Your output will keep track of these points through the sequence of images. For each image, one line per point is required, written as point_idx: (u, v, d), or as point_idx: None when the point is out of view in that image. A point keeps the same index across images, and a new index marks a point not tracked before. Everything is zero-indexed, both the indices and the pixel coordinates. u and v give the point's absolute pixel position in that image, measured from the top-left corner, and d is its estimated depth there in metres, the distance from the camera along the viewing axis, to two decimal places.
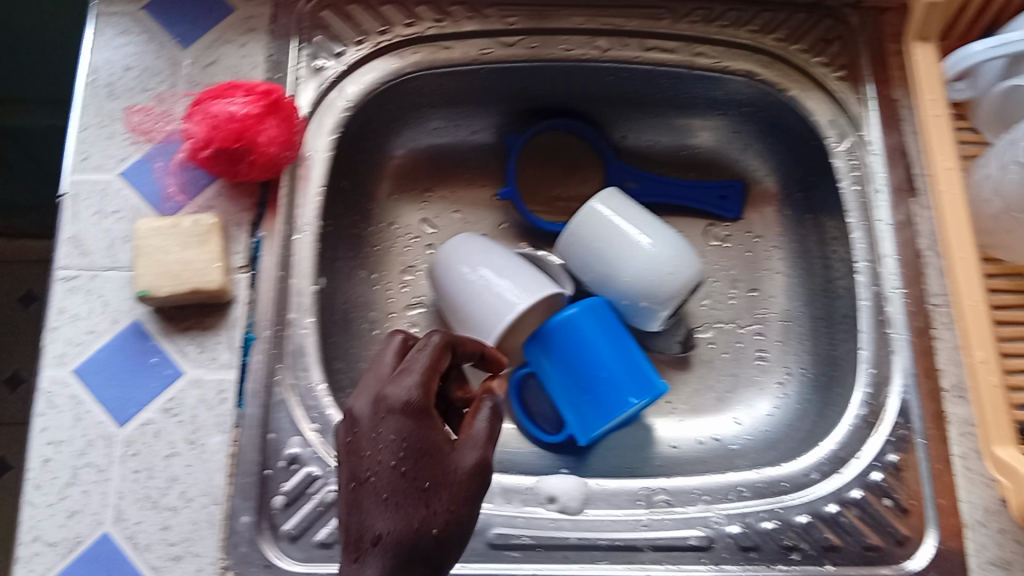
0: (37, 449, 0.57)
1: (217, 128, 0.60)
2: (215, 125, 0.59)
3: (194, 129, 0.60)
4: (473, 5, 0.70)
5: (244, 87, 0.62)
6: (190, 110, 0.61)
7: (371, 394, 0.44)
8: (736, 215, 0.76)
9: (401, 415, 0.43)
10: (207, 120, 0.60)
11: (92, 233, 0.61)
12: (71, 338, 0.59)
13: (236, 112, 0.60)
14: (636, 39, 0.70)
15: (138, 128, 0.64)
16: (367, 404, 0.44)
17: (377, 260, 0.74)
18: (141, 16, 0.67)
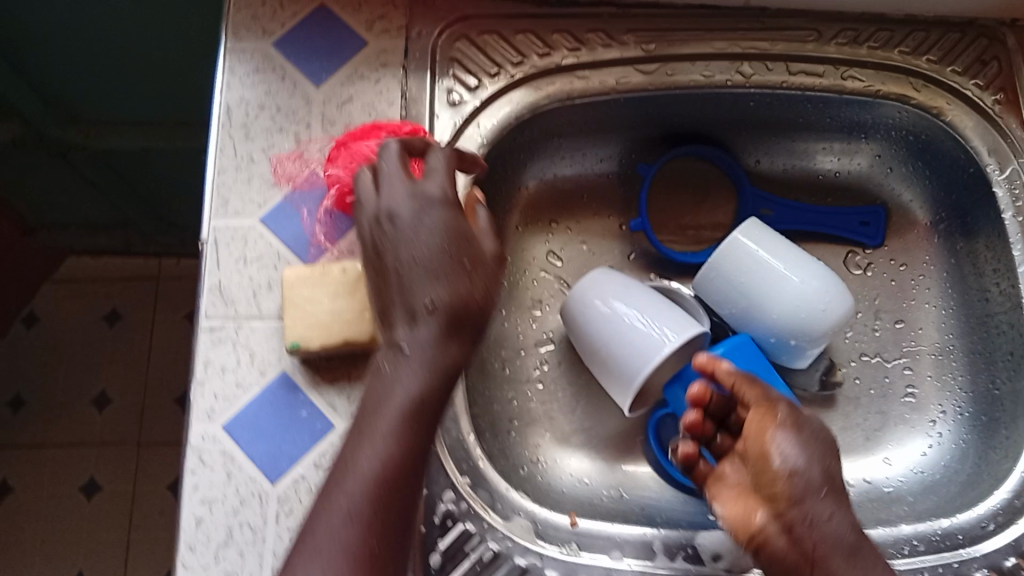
0: (190, 508, 0.56)
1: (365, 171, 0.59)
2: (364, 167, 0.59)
3: (339, 173, 0.60)
4: (609, 32, 0.67)
5: (388, 129, 0.61)
6: (332, 153, 0.61)
7: (397, 194, 0.51)
8: (879, 241, 0.72)
9: (434, 206, 0.50)
10: (354, 163, 0.60)
11: (235, 282, 0.60)
12: (219, 391, 0.58)
13: None
14: (781, 63, 0.67)
15: (283, 174, 0.63)
16: (393, 201, 0.51)
17: (507, 296, 0.72)
18: (271, 53, 0.66)
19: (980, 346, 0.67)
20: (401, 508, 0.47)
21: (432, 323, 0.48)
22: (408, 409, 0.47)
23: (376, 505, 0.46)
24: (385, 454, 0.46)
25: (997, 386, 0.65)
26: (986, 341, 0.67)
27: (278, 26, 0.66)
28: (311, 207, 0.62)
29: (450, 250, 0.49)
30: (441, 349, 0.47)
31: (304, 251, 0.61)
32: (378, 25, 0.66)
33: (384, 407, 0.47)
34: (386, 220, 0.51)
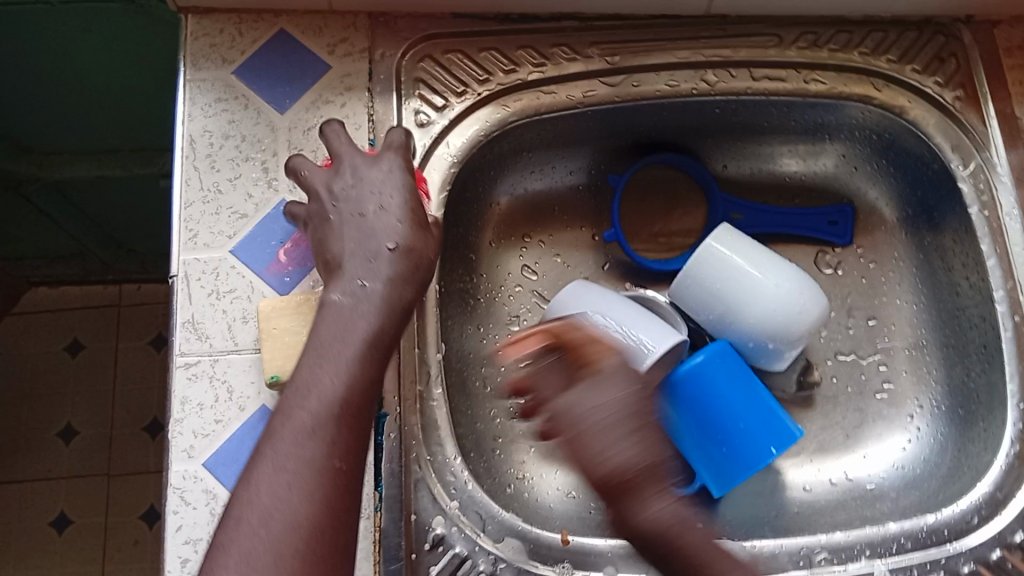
0: (176, 550, 0.54)
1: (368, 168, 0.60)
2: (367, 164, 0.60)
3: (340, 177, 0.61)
4: (573, 45, 0.67)
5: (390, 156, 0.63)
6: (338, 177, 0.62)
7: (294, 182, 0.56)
8: (847, 241, 0.73)
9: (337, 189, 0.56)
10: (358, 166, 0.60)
11: (209, 316, 0.59)
12: (199, 429, 0.57)
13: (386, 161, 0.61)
14: (744, 69, 0.67)
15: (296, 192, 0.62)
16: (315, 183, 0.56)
17: (484, 313, 0.71)
18: (232, 81, 0.65)
19: (952, 339, 0.68)
20: (363, 442, 0.45)
21: (384, 280, 0.49)
22: (371, 337, 0.47)
23: (346, 417, 0.44)
24: (351, 370, 0.45)
25: (970, 377, 0.66)
26: (958, 335, 0.68)
27: (238, 53, 0.66)
28: (283, 236, 0.61)
29: (412, 235, 0.51)
30: (397, 307, 0.49)
31: (279, 281, 0.60)
32: (341, 48, 0.66)
33: (344, 337, 0.47)
34: (336, 201, 0.53)
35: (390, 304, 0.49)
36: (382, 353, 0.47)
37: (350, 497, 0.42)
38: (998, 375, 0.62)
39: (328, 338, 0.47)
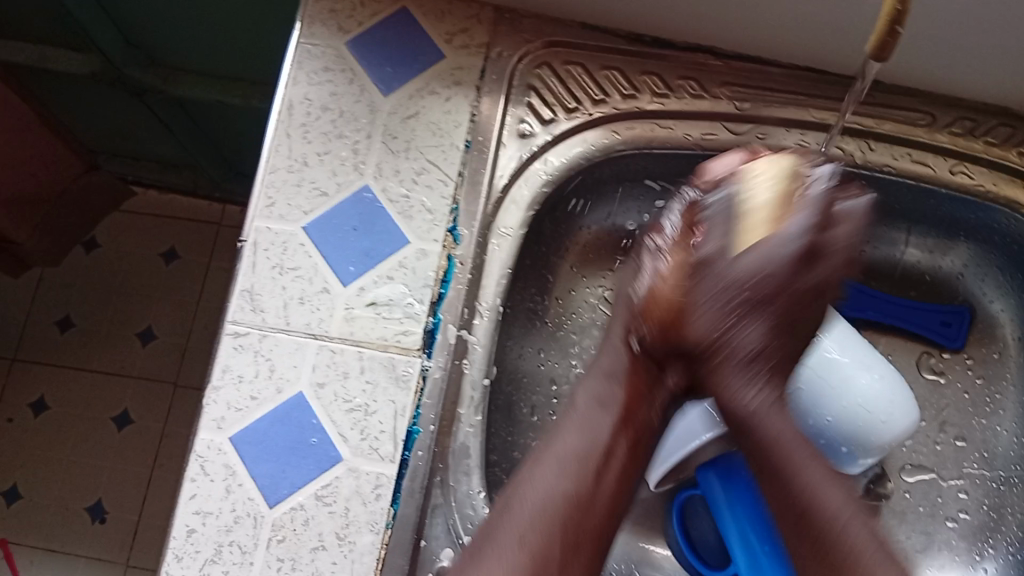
0: (184, 517, 0.54)
1: None
2: None
3: None
4: (701, 81, 0.63)
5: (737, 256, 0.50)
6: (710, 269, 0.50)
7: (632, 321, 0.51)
8: (959, 346, 0.66)
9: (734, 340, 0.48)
10: None
11: (268, 289, 0.58)
12: (233, 402, 0.56)
13: None
14: (886, 145, 0.61)
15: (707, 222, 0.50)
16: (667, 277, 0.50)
17: (549, 338, 0.68)
18: (344, 52, 0.63)
19: None
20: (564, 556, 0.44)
21: (607, 405, 0.49)
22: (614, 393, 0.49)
23: (541, 551, 0.44)
24: (553, 487, 0.46)
25: None
26: None
27: (355, 24, 0.63)
28: (359, 224, 0.59)
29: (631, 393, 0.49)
30: (604, 439, 0.48)
31: (345, 269, 0.58)
32: (459, 39, 0.63)
33: (537, 492, 0.46)
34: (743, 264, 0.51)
35: (564, 468, 0.47)
36: (635, 453, 0.49)
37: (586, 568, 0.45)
38: None
39: (546, 440, 0.49)
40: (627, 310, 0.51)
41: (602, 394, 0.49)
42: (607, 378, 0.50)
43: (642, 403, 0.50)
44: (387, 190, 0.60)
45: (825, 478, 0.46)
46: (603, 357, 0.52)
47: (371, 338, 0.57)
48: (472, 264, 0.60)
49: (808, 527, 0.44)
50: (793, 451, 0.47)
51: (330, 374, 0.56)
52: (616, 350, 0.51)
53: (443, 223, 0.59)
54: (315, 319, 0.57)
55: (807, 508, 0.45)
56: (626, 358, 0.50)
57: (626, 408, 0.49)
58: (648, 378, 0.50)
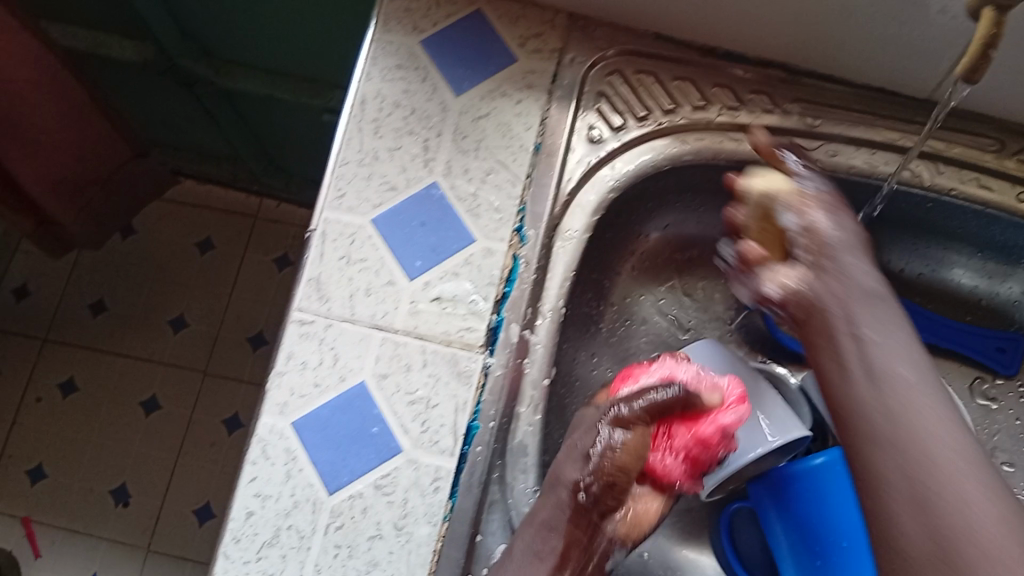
0: (243, 499, 0.55)
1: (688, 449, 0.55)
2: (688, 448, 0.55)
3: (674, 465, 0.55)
4: (772, 96, 0.63)
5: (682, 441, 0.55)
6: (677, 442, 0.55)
7: (580, 464, 0.50)
8: (1013, 373, 0.67)
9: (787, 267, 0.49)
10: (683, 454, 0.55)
11: (335, 279, 0.59)
12: (297, 388, 0.57)
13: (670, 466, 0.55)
14: (953, 169, 0.61)
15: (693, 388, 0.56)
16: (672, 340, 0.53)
17: (603, 343, 0.68)
18: (418, 51, 0.63)
19: None
20: None
21: (552, 539, 0.48)
22: (550, 525, 0.49)
23: None
24: None
25: None
26: None
27: (430, 23, 0.64)
28: (427, 220, 0.60)
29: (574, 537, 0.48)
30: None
31: (411, 263, 0.59)
32: (532, 44, 0.64)
33: None
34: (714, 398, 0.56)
35: None
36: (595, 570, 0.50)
37: None
38: None
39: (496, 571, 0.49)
40: (580, 460, 0.50)
41: (539, 544, 0.48)
42: (548, 522, 0.49)
43: (581, 553, 0.48)
44: (456, 188, 0.60)
45: (894, 356, 0.41)
46: (544, 500, 0.50)
47: (435, 333, 0.57)
48: (537, 264, 0.60)
49: (878, 490, 0.37)
50: (883, 415, 0.39)
51: (393, 365, 0.57)
52: (560, 500, 0.49)
53: (510, 223, 0.60)
54: (380, 311, 0.58)
55: (874, 403, 0.39)
56: (566, 509, 0.49)
57: (561, 556, 0.47)
58: (588, 526, 0.49)
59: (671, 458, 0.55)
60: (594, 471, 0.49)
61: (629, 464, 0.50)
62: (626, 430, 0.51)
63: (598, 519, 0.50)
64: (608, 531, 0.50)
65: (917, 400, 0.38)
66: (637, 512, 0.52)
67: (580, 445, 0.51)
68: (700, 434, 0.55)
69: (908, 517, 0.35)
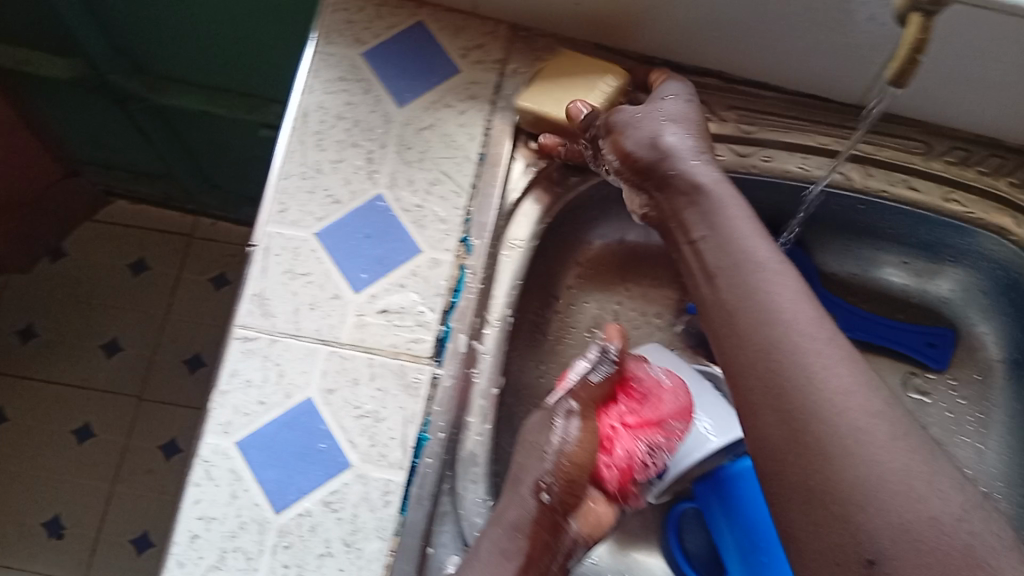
0: (187, 522, 0.53)
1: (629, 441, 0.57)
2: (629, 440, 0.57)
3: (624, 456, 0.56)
4: (709, 104, 0.64)
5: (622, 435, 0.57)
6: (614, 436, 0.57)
7: (543, 460, 0.52)
8: (942, 367, 0.69)
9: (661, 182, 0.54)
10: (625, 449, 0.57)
11: (278, 294, 0.58)
12: (240, 406, 0.55)
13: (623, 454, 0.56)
14: (883, 171, 0.64)
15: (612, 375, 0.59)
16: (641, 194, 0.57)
17: (548, 351, 0.69)
18: (360, 63, 0.63)
19: None
20: None
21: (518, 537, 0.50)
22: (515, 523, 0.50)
23: None
24: None
25: None
26: None
27: (371, 35, 0.64)
28: (371, 232, 0.59)
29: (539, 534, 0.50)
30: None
31: (357, 276, 0.58)
32: (474, 55, 0.64)
33: None
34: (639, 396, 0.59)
35: None
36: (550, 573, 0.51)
37: None
38: None
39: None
40: (536, 461, 0.52)
41: (505, 543, 0.50)
42: (513, 523, 0.50)
43: (546, 553, 0.50)
44: (400, 199, 0.60)
45: (810, 331, 0.43)
46: (508, 503, 0.52)
47: (383, 345, 0.57)
48: (483, 274, 0.60)
49: (801, 452, 0.40)
50: (787, 328, 0.44)
51: (340, 380, 0.56)
52: (523, 501, 0.51)
53: (455, 233, 0.60)
54: (326, 325, 0.57)
55: (778, 378, 0.42)
56: (534, 509, 0.51)
57: (527, 557, 0.49)
58: (552, 526, 0.51)
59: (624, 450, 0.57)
60: (553, 469, 0.51)
61: (583, 459, 0.52)
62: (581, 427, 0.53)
63: (561, 516, 0.52)
64: (573, 530, 0.52)
65: (846, 387, 0.41)
66: (594, 511, 0.53)
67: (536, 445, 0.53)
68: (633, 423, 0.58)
69: (834, 479, 0.38)
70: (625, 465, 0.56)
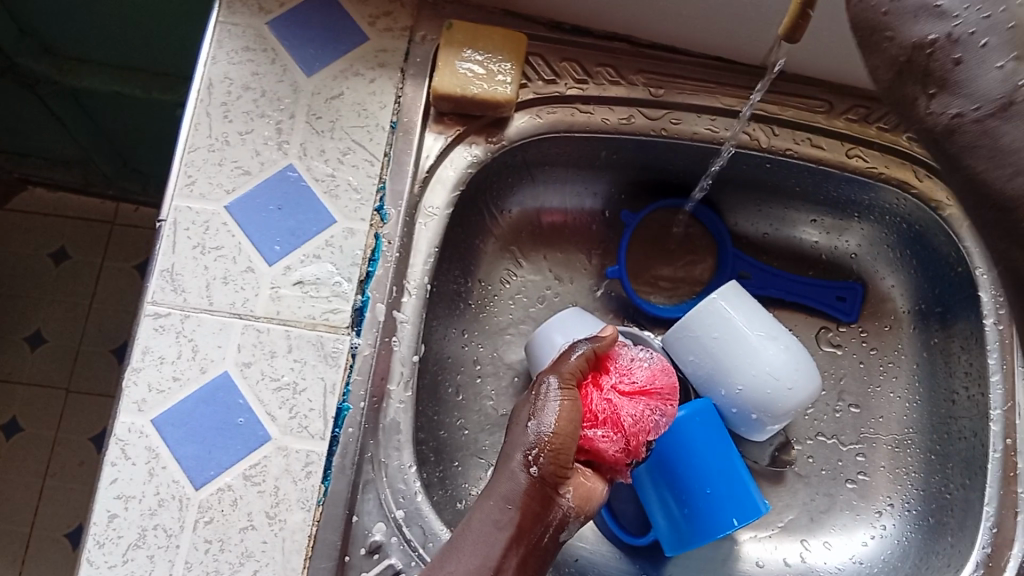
0: (104, 502, 0.52)
1: (625, 412, 0.54)
2: (624, 410, 0.54)
3: (625, 427, 0.53)
4: (617, 68, 0.66)
5: (620, 405, 0.54)
6: (607, 408, 0.53)
7: (531, 433, 0.51)
8: (853, 319, 0.71)
9: None
10: (624, 418, 0.54)
11: (189, 269, 0.57)
12: (155, 383, 0.55)
13: (625, 420, 0.53)
14: (788, 130, 0.65)
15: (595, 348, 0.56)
16: None
17: (471, 319, 0.69)
18: (265, 33, 0.62)
19: (938, 447, 0.66)
20: None
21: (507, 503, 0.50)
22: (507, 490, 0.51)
23: None
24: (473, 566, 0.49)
25: (948, 489, 0.63)
26: (945, 444, 0.65)
27: (277, 5, 0.63)
28: (283, 204, 0.59)
29: (528, 503, 0.50)
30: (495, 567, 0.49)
31: (269, 249, 0.58)
32: (382, 23, 0.64)
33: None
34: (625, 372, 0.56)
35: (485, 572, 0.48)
36: (541, 544, 0.51)
37: None
38: (977, 494, 0.60)
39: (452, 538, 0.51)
40: (521, 436, 0.51)
41: (497, 515, 0.50)
42: (503, 498, 0.50)
43: (537, 523, 0.50)
44: (312, 170, 0.60)
45: None
46: (498, 478, 0.51)
47: (299, 317, 0.56)
48: (399, 242, 0.60)
49: None
50: None
51: (256, 353, 0.56)
52: (513, 476, 0.51)
53: (369, 202, 0.59)
54: (239, 298, 0.57)
55: None
56: (523, 482, 0.50)
57: (518, 529, 0.50)
58: (544, 498, 0.51)
59: (626, 416, 0.53)
60: (536, 444, 0.50)
61: (568, 431, 0.51)
62: (565, 399, 0.51)
63: (553, 489, 0.51)
64: (562, 504, 0.51)
65: None
66: (589, 486, 0.53)
67: (526, 417, 0.52)
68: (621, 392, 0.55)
69: None
70: (622, 439, 0.53)
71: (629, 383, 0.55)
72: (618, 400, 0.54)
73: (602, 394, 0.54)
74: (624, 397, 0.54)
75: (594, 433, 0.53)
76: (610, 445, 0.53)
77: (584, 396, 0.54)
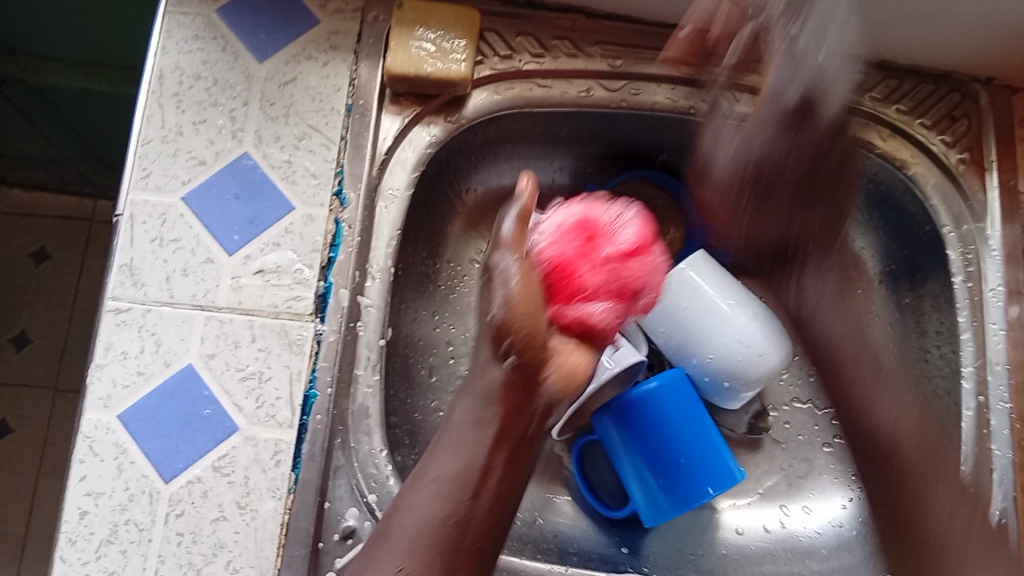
0: (74, 500, 0.52)
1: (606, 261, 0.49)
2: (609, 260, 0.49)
3: (606, 283, 0.48)
4: (575, 41, 0.65)
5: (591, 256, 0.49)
6: (582, 259, 0.49)
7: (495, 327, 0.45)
8: (824, 283, 0.71)
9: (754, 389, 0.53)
10: (612, 285, 0.49)
11: (149, 263, 0.56)
12: (119, 378, 0.54)
13: (607, 287, 0.48)
14: (748, 96, 0.65)
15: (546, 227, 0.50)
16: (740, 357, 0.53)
17: (441, 300, 0.69)
18: (215, 20, 0.62)
19: (912, 406, 0.66)
20: (460, 550, 0.43)
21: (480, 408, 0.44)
22: (487, 386, 0.45)
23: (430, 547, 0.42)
24: (454, 461, 0.44)
25: None
26: (919, 402, 0.65)
27: None
28: (240, 193, 0.58)
29: (510, 383, 0.45)
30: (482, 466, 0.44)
31: (228, 238, 0.57)
32: (333, 5, 0.63)
33: (429, 479, 0.44)
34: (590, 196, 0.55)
35: (468, 466, 0.44)
36: (519, 456, 0.46)
37: (474, 555, 0.43)
38: (952, 452, 0.60)
39: (429, 448, 0.47)
40: (486, 328, 0.46)
41: (478, 413, 0.45)
42: (475, 388, 0.46)
43: (520, 416, 0.45)
44: (268, 157, 0.59)
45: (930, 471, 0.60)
46: (476, 371, 0.47)
47: (261, 305, 0.56)
48: (360, 226, 0.59)
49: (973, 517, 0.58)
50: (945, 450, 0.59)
51: (220, 344, 0.55)
52: (486, 371, 0.46)
53: (328, 187, 0.59)
54: (200, 290, 0.56)
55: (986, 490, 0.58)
56: (498, 377, 0.45)
57: (502, 425, 0.45)
58: (524, 384, 0.45)
59: (612, 280, 0.49)
60: (501, 327, 0.44)
61: (530, 309, 0.45)
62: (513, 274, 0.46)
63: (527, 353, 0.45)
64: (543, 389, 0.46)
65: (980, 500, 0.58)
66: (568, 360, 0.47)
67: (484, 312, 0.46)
68: (602, 241, 0.50)
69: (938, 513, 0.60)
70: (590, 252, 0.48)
71: (612, 241, 0.50)
72: (609, 263, 0.49)
73: (583, 265, 0.48)
74: (607, 271, 0.49)
75: (598, 308, 0.47)
76: (599, 308, 0.48)
77: (545, 255, 0.49)
